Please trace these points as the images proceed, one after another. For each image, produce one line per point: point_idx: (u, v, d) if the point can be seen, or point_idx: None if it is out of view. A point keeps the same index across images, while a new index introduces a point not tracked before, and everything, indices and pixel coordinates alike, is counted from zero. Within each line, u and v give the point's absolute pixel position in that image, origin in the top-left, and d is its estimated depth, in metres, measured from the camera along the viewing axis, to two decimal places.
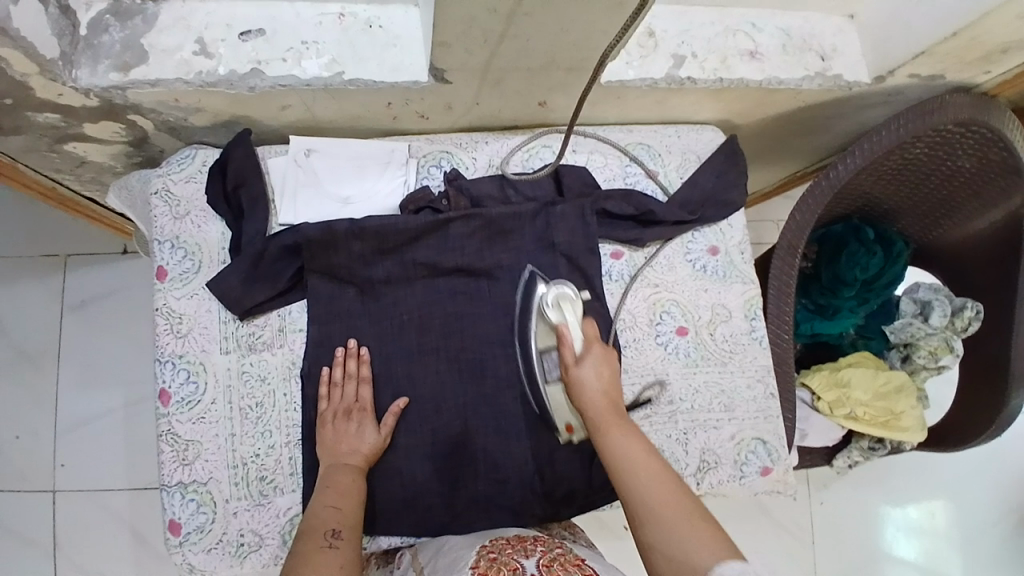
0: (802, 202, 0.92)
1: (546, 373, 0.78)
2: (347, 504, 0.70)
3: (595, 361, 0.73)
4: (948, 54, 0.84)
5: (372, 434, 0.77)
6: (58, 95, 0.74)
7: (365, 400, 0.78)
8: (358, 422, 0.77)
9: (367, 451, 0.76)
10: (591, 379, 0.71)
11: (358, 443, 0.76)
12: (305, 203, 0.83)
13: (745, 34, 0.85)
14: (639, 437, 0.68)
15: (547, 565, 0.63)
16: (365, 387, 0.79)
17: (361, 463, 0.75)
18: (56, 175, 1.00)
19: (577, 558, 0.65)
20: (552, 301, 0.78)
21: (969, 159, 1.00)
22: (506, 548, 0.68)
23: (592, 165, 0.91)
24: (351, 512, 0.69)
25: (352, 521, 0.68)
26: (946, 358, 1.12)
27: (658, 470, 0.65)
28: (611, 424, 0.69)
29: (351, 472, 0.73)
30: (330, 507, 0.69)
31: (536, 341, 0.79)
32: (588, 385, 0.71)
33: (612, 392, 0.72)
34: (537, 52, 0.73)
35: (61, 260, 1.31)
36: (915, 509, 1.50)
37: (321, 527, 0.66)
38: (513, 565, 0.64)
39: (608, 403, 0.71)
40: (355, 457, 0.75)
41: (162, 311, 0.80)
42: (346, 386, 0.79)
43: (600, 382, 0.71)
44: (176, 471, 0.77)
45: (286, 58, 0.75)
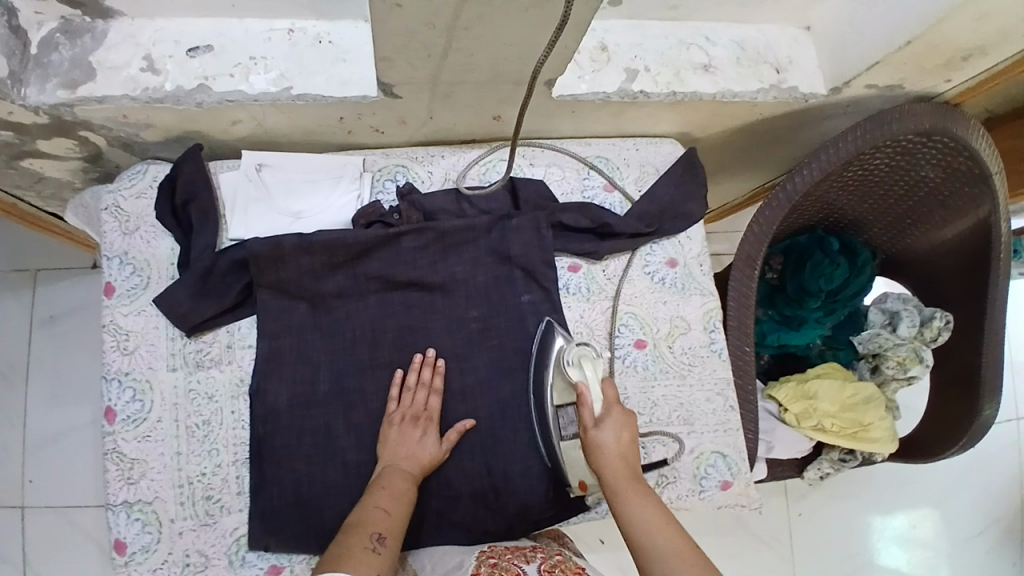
0: (760, 214, 0.92)
1: (561, 429, 0.80)
2: (397, 509, 0.71)
3: (616, 426, 0.75)
4: (904, 64, 0.84)
5: (435, 447, 0.78)
6: (7, 113, 0.74)
7: (433, 410, 0.79)
8: (422, 430, 0.78)
9: (427, 460, 0.77)
10: (610, 442, 0.74)
11: (417, 451, 0.76)
12: (258, 218, 0.83)
13: (699, 47, 0.84)
14: (659, 507, 0.70)
15: (550, 572, 0.68)
16: (435, 398, 0.80)
17: (419, 471, 0.76)
18: (16, 191, 1.00)
19: (577, 567, 0.70)
20: (573, 358, 0.79)
21: (934, 168, 0.99)
22: (506, 554, 0.71)
23: (549, 178, 0.91)
24: (399, 519, 0.70)
25: (396, 528, 0.69)
26: (915, 368, 1.11)
27: (677, 539, 0.67)
28: (631, 490, 0.71)
29: (406, 477, 0.74)
30: (381, 510, 0.70)
31: (552, 397, 0.80)
32: (608, 449, 0.74)
33: (629, 456, 0.74)
34: (483, 67, 0.72)
35: (32, 275, 1.30)
36: (895, 521, 1.49)
37: (369, 528, 0.67)
38: (515, 569, 0.68)
39: (627, 470, 0.73)
40: (415, 463, 0.76)
41: (109, 328, 0.80)
42: (416, 393, 0.79)
43: (620, 447, 0.74)
44: (121, 489, 0.77)
45: (232, 73, 0.74)
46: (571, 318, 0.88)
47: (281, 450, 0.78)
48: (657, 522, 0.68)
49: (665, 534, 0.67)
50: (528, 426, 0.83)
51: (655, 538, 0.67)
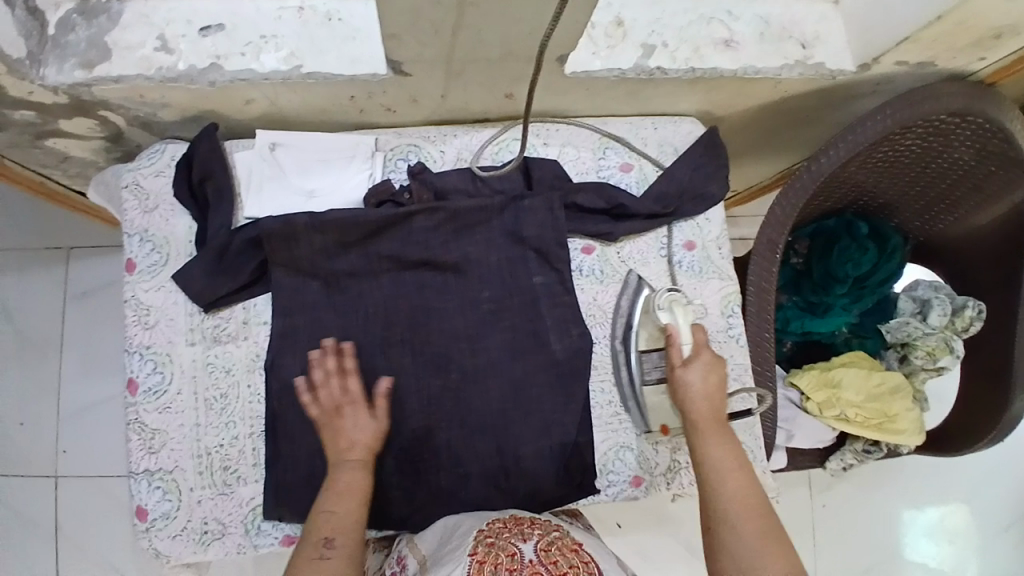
0: (783, 197, 0.88)
1: (644, 374, 0.83)
2: (344, 505, 0.69)
3: (704, 371, 0.77)
4: (937, 38, 0.80)
5: (371, 426, 0.74)
6: (29, 93, 0.76)
7: (354, 391, 0.75)
8: (351, 415, 0.74)
9: (367, 443, 0.73)
10: (697, 386, 0.76)
11: (357, 435, 0.73)
12: (272, 196, 0.83)
13: (719, 23, 0.81)
14: (735, 454, 0.73)
15: (546, 550, 0.63)
16: (351, 379, 0.75)
17: (362, 453, 0.73)
18: (44, 170, 1.02)
19: (574, 544, 0.66)
20: (664, 302, 0.82)
21: (967, 151, 0.95)
22: (502, 531, 0.66)
23: (564, 158, 0.90)
24: (350, 515, 0.69)
25: (347, 524, 0.68)
26: (944, 359, 1.07)
27: (747, 488, 0.71)
28: (711, 431, 0.74)
29: (351, 469, 0.72)
30: (328, 512, 0.69)
31: (637, 341, 0.84)
32: (694, 389, 0.76)
33: (714, 402, 0.76)
34: (493, 44, 0.71)
35: (65, 252, 1.34)
36: (926, 513, 1.45)
37: (315, 535, 0.67)
38: (512, 549, 0.63)
39: (712, 414, 0.75)
40: (359, 451, 0.73)
41: (131, 303, 0.82)
42: (331, 383, 0.75)
43: (706, 391, 0.76)
44: (143, 458, 0.79)
45: (244, 53, 0.74)
46: (583, 301, 0.87)
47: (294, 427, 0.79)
48: (731, 467, 0.72)
49: (738, 480, 0.71)
50: (538, 407, 0.82)
51: (726, 481, 0.71)
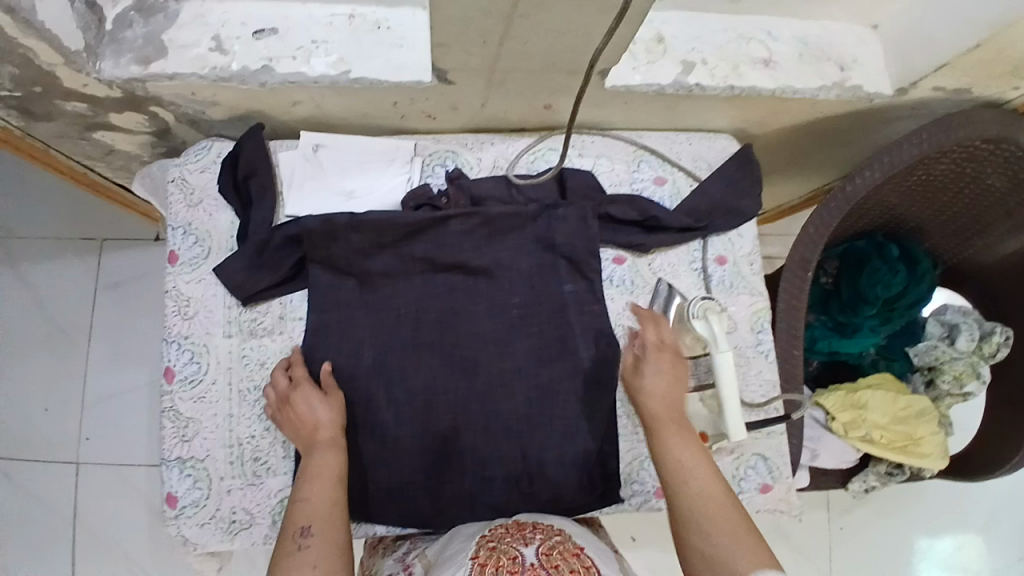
0: (817, 216, 0.89)
1: None
2: (317, 489, 0.70)
3: (657, 368, 0.77)
4: (975, 66, 0.80)
5: (322, 403, 0.76)
6: (84, 85, 0.79)
7: (301, 377, 0.78)
8: (302, 399, 0.76)
9: (325, 421, 0.75)
10: (652, 386, 0.75)
11: (314, 415, 0.76)
12: (313, 196, 0.85)
13: (759, 42, 0.82)
14: (697, 448, 0.71)
15: (547, 554, 0.62)
16: (296, 369, 0.79)
17: (323, 432, 0.75)
18: (89, 161, 1.05)
19: (576, 549, 0.65)
20: (698, 310, 0.81)
21: (999, 177, 0.95)
22: (503, 536, 0.66)
23: (598, 170, 0.91)
24: (325, 499, 0.69)
25: (322, 509, 0.68)
26: (971, 384, 1.09)
27: (711, 480, 0.68)
28: (668, 430, 0.72)
29: (319, 452, 0.73)
30: (303, 501, 0.69)
31: None
32: (649, 391, 0.75)
33: (670, 399, 0.75)
34: (537, 55, 0.72)
35: (99, 243, 1.37)
36: (943, 542, 1.43)
37: (293, 525, 0.66)
38: (513, 555, 0.62)
39: (667, 412, 0.74)
40: (319, 432, 0.75)
41: (171, 293, 0.83)
42: (280, 380, 0.79)
43: (661, 389, 0.75)
44: (176, 446, 0.81)
45: (295, 56, 0.77)
46: (613, 311, 0.88)
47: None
48: (692, 463, 0.69)
49: (701, 474, 0.68)
50: (565, 413, 0.83)
51: (688, 476, 0.68)
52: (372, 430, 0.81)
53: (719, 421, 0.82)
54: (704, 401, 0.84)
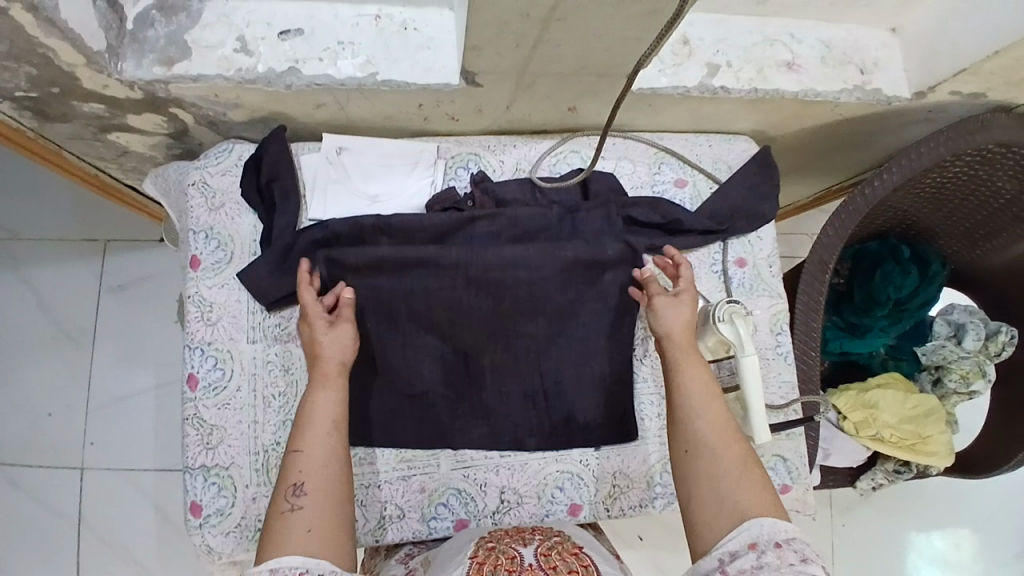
0: (835, 218, 0.90)
1: None
2: (311, 438, 0.67)
3: (678, 305, 0.78)
4: (993, 72, 0.81)
5: (326, 332, 0.74)
6: (104, 86, 0.77)
7: (309, 306, 0.76)
8: (311, 327, 0.75)
9: (326, 354, 0.73)
10: (673, 317, 0.77)
11: (318, 345, 0.74)
12: (337, 200, 0.85)
13: (783, 45, 0.83)
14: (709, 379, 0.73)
15: (545, 554, 0.66)
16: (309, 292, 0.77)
17: (325, 364, 0.73)
18: (99, 162, 1.04)
19: (574, 547, 0.68)
20: (724, 314, 0.82)
21: (1010, 181, 0.96)
22: (504, 537, 0.70)
23: (620, 172, 0.91)
24: (318, 449, 0.67)
25: (317, 462, 0.66)
26: (977, 383, 1.10)
27: (722, 413, 0.70)
28: (687, 357, 0.75)
29: (318, 390, 0.71)
30: (296, 451, 0.67)
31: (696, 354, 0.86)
32: (670, 321, 0.77)
33: (689, 333, 0.77)
34: (569, 58, 0.72)
35: (102, 244, 1.35)
36: (941, 537, 1.46)
37: (286, 483, 0.64)
38: (512, 552, 0.65)
39: (684, 343, 0.76)
40: (323, 366, 0.73)
41: (193, 299, 0.83)
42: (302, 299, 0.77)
43: (682, 322, 0.77)
44: (199, 454, 0.80)
45: (322, 58, 0.76)
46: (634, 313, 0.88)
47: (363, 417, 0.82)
48: (708, 392, 0.72)
49: (713, 404, 0.71)
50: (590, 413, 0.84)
51: (699, 402, 0.71)
52: (407, 432, 0.83)
53: (744, 423, 0.82)
54: (728, 403, 0.85)
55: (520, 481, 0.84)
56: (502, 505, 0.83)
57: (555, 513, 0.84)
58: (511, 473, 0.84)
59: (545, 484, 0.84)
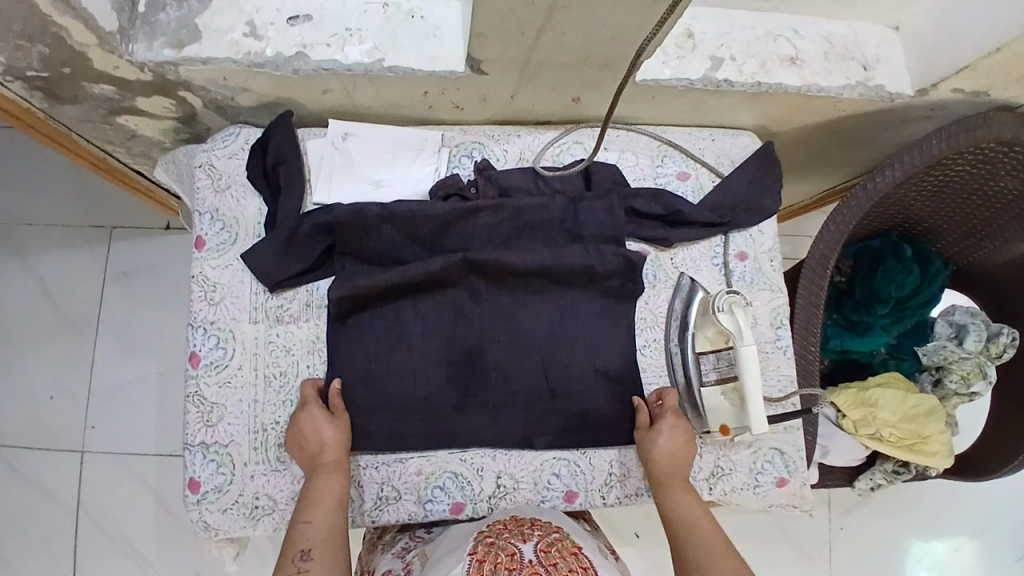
0: (836, 214, 0.91)
1: (702, 375, 0.86)
2: (319, 513, 0.71)
3: (672, 428, 0.81)
4: (994, 69, 0.82)
5: (328, 423, 0.77)
6: (115, 67, 0.78)
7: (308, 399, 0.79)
8: (309, 418, 0.77)
9: (331, 443, 0.76)
10: (664, 442, 0.80)
11: (319, 437, 0.76)
12: (342, 185, 0.86)
13: (787, 39, 0.84)
14: (698, 503, 0.76)
15: (545, 551, 0.66)
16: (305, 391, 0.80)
17: (325, 453, 0.75)
18: (108, 146, 1.05)
19: (573, 547, 0.68)
20: (724, 304, 0.83)
21: (1012, 181, 0.96)
22: (503, 532, 0.69)
23: (623, 164, 0.92)
24: (325, 523, 0.71)
25: (322, 534, 0.69)
26: (978, 384, 1.10)
27: (714, 529, 0.73)
28: (674, 486, 0.78)
29: (321, 474, 0.74)
30: (304, 524, 0.70)
31: (694, 345, 0.86)
32: (660, 447, 0.80)
33: (681, 458, 0.80)
34: (573, 47, 0.73)
35: (108, 232, 1.36)
36: (940, 543, 1.45)
37: (293, 548, 0.68)
38: (511, 549, 0.65)
39: (676, 469, 0.80)
40: (325, 453, 0.76)
41: (197, 279, 0.84)
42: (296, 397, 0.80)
43: (672, 449, 0.80)
44: (199, 431, 0.81)
45: (329, 44, 0.77)
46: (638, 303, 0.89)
47: (368, 394, 0.81)
48: (699, 513, 0.75)
49: (703, 523, 0.74)
50: (588, 400, 0.84)
51: (694, 524, 0.74)
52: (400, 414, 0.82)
53: (741, 413, 0.82)
54: (726, 394, 0.84)
55: (517, 466, 0.84)
56: (498, 489, 0.83)
57: (551, 500, 0.84)
58: (508, 459, 0.84)
59: (542, 469, 0.84)
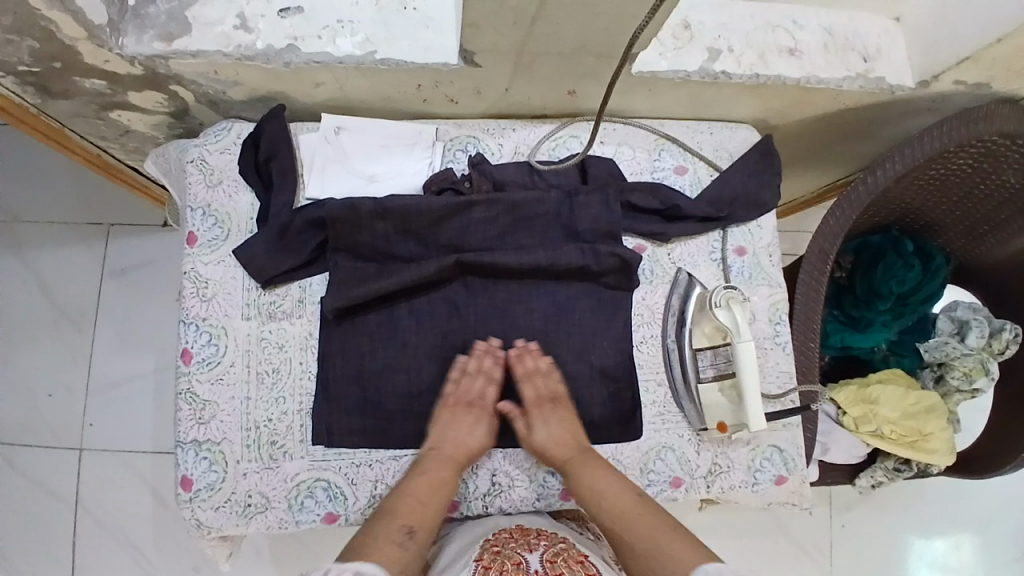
0: (836, 209, 0.89)
1: (699, 371, 0.85)
2: (434, 499, 0.75)
3: (544, 421, 0.80)
4: (996, 61, 0.81)
5: (482, 432, 0.80)
6: (105, 61, 0.77)
7: (487, 398, 0.82)
8: (473, 417, 0.80)
9: (474, 449, 0.80)
10: (545, 439, 0.79)
11: (466, 436, 0.79)
12: (335, 180, 0.86)
13: (786, 30, 0.83)
14: (601, 471, 0.77)
15: (552, 560, 0.67)
16: (491, 387, 0.82)
17: (464, 454, 0.79)
18: (102, 142, 1.04)
19: (579, 555, 0.69)
20: (721, 300, 0.82)
21: (1014, 174, 0.95)
22: (510, 541, 0.70)
23: (620, 158, 0.91)
24: (435, 510, 0.75)
25: (429, 519, 0.74)
26: (980, 380, 1.08)
27: (623, 494, 0.75)
28: (576, 468, 0.78)
29: (451, 466, 0.78)
30: (413, 500, 0.74)
31: (691, 341, 0.85)
32: (545, 445, 0.79)
33: (567, 440, 0.79)
34: (568, 38, 0.72)
35: (105, 229, 1.35)
36: (943, 541, 1.44)
37: (400, 520, 0.72)
38: (517, 559, 0.67)
39: (575, 449, 0.79)
40: (466, 453, 0.79)
41: (189, 275, 0.83)
42: (476, 379, 0.81)
43: (554, 438, 0.79)
44: (192, 428, 0.80)
45: (320, 35, 0.76)
46: (635, 300, 0.88)
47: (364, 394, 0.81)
48: (606, 485, 0.76)
49: (614, 492, 0.75)
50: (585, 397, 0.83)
51: (604, 498, 0.75)
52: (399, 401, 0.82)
53: (739, 409, 0.82)
54: (723, 390, 0.83)
55: (512, 463, 0.83)
56: (493, 487, 0.83)
57: (546, 497, 0.83)
58: (504, 456, 0.83)
59: (538, 467, 0.83)
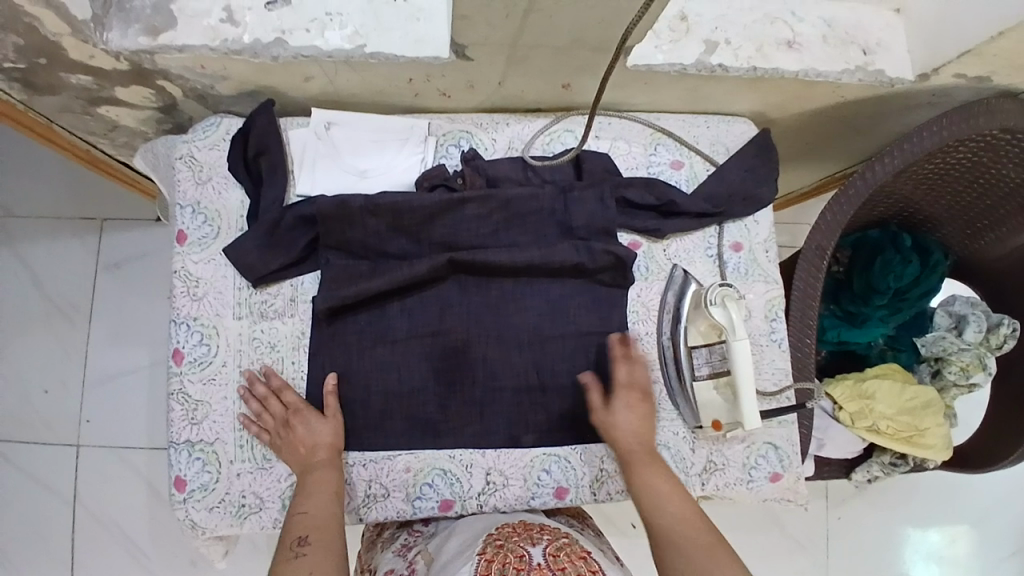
0: (833, 205, 0.88)
1: (694, 370, 0.83)
2: (316, 503, 0.71)
3: (626, 405, 0.78)
4: (999, 54, 0.79)
5: (318, 425, 0.76)
6: (90, 56, 0.76)
7: (298, 403, 0.78)
8: (302, 424, 0.76)
9: (322, 445, 0.75)
10: (624, 422, 0.77)
11: (312, 439, 0.75)
12: (326, 176, 0.84)
13: (784, 23, 0.81)
14: (670, 480, 0.73)
15: (554, 555, 0.65)
16: (287, 394, 0.78)
17: (322, 453, 0.75)
18: (91, 137, 1.03)
19: (582, 551, 0.67)
20: (716, 297, 0.81)
21: (1014, 168, 0.94)
22: (513, 536, 0.70)
23: (615, 152, 0.90)
24: (321, 509, 0.70)
25: (320, 521, 0.68)
26: (977, 376, 1.07)
27: (684, 506, 0.70)
28: (644, 464, 0.75)
29: (313, 470, 0.74)
30: (299, 514, 0.69)
31: (686, 338, 0.84)
32: (619, 428, 0.77)
33: (642, 435, 0.77)
34: (561, 31, 0.70)
35: (98, 224, 1.34)
36: (938, 532, 1.44)
37: (291, 535, 0.67)
38: (520, 552, 0.65)
39: (644, 446, 0.77)
40: (316, 453, 0.75)
41: (179, 273, 0.82)
42: (272, 403, 0.78)
43: (632, 426, 0.77)
44: (184, 429, 0.79)
45: (309, 28, 0.74)
46: (630, 296, 0.87)
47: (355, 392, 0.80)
48: (668, 491, 0.72)
49: (675, 502, 0.70)
50: (579, 396, 0.83)
51: (666, 505, 0.70)
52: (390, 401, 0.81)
53: (734, 409, 0.80)
54: (718, 389, 0.82)
55: (506, 462, 0.82)
56: (487, 486, 0.82)
57: (541, 496, 0.83)
58: (498, 455, 0.82)
59: (532, 466, 0.82)
